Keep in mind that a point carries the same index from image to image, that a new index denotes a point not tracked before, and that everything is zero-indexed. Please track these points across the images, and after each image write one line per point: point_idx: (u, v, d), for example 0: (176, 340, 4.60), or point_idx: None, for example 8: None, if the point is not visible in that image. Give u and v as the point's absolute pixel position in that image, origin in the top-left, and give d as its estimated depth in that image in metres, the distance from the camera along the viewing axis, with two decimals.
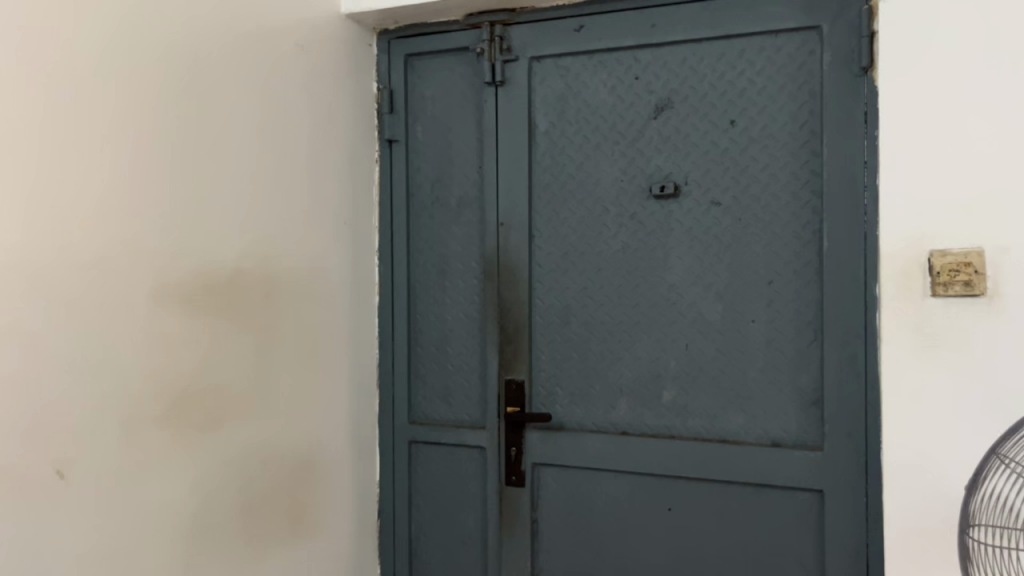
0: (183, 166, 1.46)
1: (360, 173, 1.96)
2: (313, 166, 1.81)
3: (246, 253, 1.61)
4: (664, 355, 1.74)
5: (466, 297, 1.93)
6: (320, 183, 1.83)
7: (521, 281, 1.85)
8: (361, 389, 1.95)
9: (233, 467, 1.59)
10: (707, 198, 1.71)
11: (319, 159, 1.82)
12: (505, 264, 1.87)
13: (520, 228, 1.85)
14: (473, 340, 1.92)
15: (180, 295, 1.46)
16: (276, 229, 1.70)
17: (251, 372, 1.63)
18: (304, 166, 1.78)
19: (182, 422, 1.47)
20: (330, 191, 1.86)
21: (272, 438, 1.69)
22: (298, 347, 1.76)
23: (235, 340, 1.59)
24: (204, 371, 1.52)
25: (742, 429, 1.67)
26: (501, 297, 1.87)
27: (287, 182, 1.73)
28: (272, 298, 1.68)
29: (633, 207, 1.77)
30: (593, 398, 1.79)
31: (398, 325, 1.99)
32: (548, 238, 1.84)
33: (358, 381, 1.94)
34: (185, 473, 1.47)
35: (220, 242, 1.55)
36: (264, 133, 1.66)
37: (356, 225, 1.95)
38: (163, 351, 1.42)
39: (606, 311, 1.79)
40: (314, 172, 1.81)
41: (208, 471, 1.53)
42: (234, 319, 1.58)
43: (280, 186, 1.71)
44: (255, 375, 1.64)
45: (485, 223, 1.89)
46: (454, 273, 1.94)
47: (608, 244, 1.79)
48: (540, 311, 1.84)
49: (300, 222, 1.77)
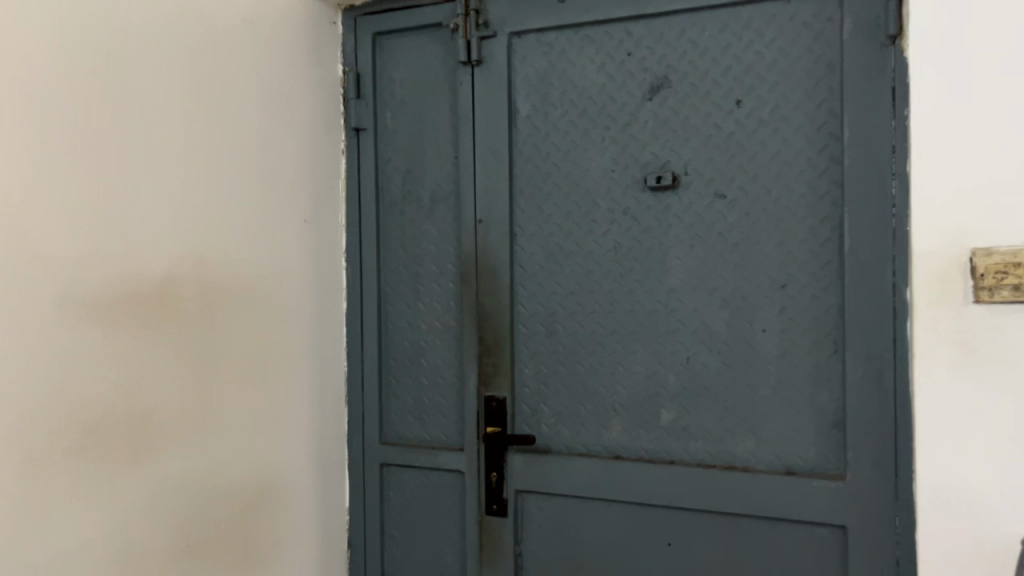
0: (111, 159, 1.26)
1: (323, 165, 1.76)
2: (269, 158, 1.61)
3: (192, 257, 1.42)
4: (663, 369, 1.53)
5: (442, 304, 1.73)
6: (277, 177, 1.63)
7: (502, 285, 1.64)
8: (324, 406, 1.75)
9: (177, 503, 1.40)
10: (709, 189, 1.49)
11: (271, 148, 1.62)
12: (484, 266, 1.66)
13: (501, 226, 1.65)
14: (451, 353, 1.72)
15: (109, 307, 1.26)
16: (227, 230, 1.50)
17: (197, 393, 1.43)
18: (259, 158, 1.58)
19: (114, 453, 1.27)
20: (291, 185, 1.67)
21: (225, 467, 1.50)
22: (253, 362, 1.57)
23: (178, 356, 1.39)
24: (140, 394, 1.32)
25: (751, 454, 1.46)
26: (481, 303, 1.66)
27: (238, 177, 1.53)
28: (221, 308, 1.49)
29: (627, 201, 1.56)
30: (583, 418, 1.59)
31: (368, 334, 1.79)
32: (531, 237, 1.63)
33: (321, 397, 1.74)
34: (118, 513, 1.28)
35: (157, 246, 1.35)
36: (211, 121, 1.46)
37: (318, 223, 1.74)
38: (86, 374, 1.23)
39: (597, 319, 1.58)
40: (271, 165, 1.61)
41: (147, 509, 1.33)
42: (175, 332, 1.39)
43: (231, 181, 1.51)
44: (203, 396, 1.45)
45: (462, 221, 1.69)
46: (429, 276, 1.74)
47: (599, 243, 1.58)
48: (523, 319, 1.64)
49: (255, 221, 1.57)
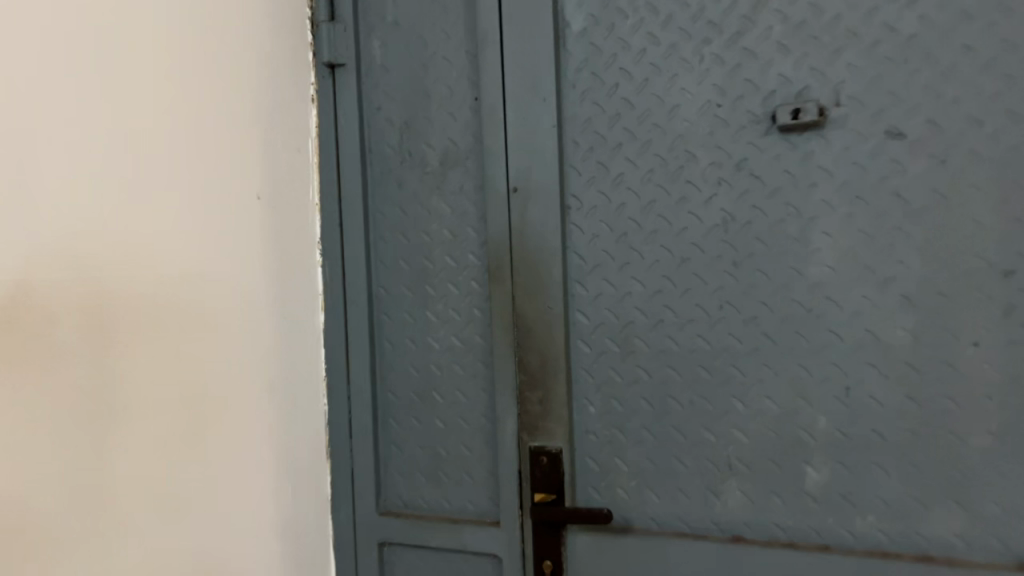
0: None
1: (280, 112, 1.21)
2: (214, 99, 1.06)
3: (100, 252, 0.86)
4: (808, 406, 1.00)
5: (461, 314, 1.19)
6: (225, 129, 1.08)
7: (552, 285, 1.11)
8: (286, 461, 1.20)
9: None
10: (876, 126, 0.96)
11: (202, 71, 1.03)
12: (524, 257, 1.12)
13: (549, 198, 1.11)
14: (477, 385, 1.18)
15: None
16: (158, 208, 0.95)
17: (94, 476, 0.85)
18: (200, 99, 1.03)
19: None
20: (241, 143, 1.12)
21: None
22: (202, 413, 1.02)
23: (65, 418, 0.82)
24: (10, 494, 0.75)
25: (957, 538, 0.94)
26: (520, 312, 1.13)
27: (164, 122, 0.96)
28: (145, 331, 0.92)
29: (741, 152, 1.03)
30: (681, 479, 1.06)
31: (355, 360, 1.25)
32: (593, 211, 1.10)
33: (281, 449, 1.19)
34: None
35: (35, 235, 0.78)
36: (117, 25, 0.88)
37: (273, 195, 1.18)
38: None
39: (698, 331, 1.05)
40: (216, 110, 1.06)
41: None
42: (71, 379, 0.83)
43: (155, 126, 0.94)
44: (127, 480, 0.89)
45: (488, 192, 1.15)
46: (441, 274, 1.20)
47: (699, 216, 1.05)
48: (583, 334, 1.11)
49: (195, 194, 1.02)
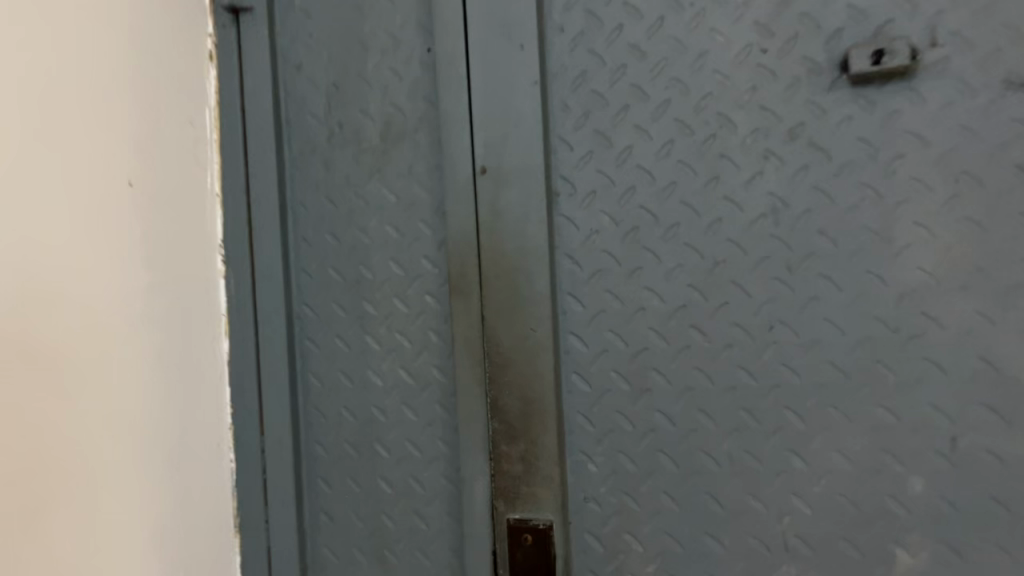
0: None
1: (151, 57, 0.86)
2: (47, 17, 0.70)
3: None
4: (897, 464, 0.72)
5: (412, 340, 0.89)
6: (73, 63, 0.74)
7: (537, 301, 0.81)
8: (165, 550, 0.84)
9: None
10: (991, 75, 0.69)
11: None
12: (498, 264, 0.82)
13: (532, 182, 0.81)
14: (435, 435, 0.88)
15: None
16: None
17: None
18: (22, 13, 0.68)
19: None
20: (103, 90, 0.78)
21: None
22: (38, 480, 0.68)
23: None
24: None
25: None
26: (493, 338, 0.83)
27: None
28: None
29: (795, 115, 0.75)
30: (718, 564, 0.78)
31: (270, 403, 0.94)
32: (591, 200, 0.81)
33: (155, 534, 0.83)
34: None
35: None
36: None
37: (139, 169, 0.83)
38: None
39: (739, 361, 0.76)
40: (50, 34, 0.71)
41: None
42: None
43: None
44: None
45: (446, 175, 0.85)
46: (384, 286, 0.90)
47: (739, 205, 0.76)
48: (579, 366, 0.81)
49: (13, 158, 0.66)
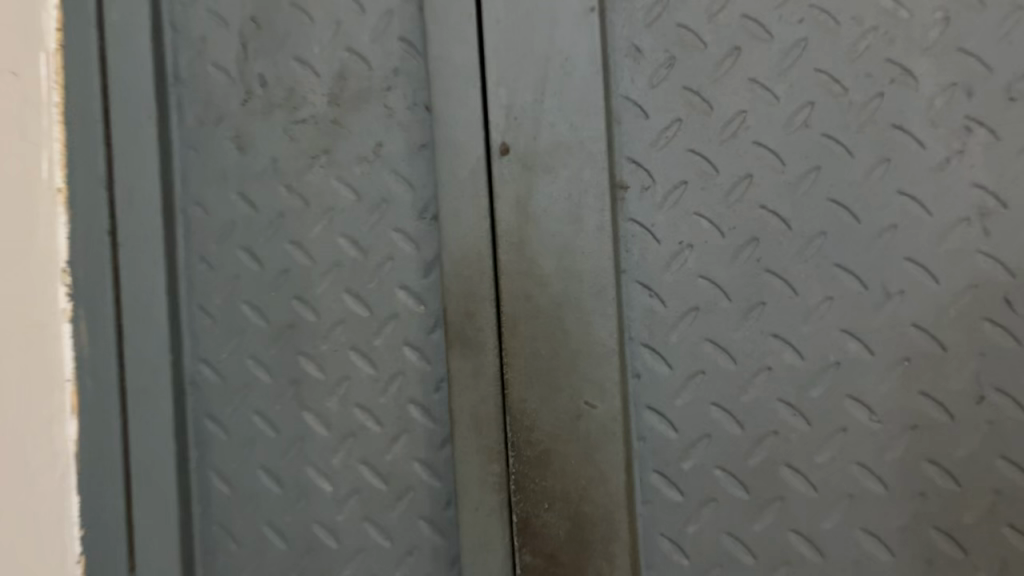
0: None
1: None
2: None
3: None
4: None
5: (380, 418, 0.56)
6: None
7: (597, 360, 0.51)
8: None
9: None
10: None
11: None
12: (530, 300, 0.51)
13: (586, 169, 0.51)
14: (418, 571, 0.55)
15: None
16: None
17: None
18: None
19: None
20: None
21: None
22: None
23: None
24: None
25: None
26: (522, 419, 0.52)
27: None
28: None
29: (1017, 63, 0.47)
30: None
31: (146, 521, 0.59)
32: (679, 199, 0.51)
33: None
34: None
35: None
36: None
37: None
38: None
39: (928, 453, 0.48)
40: None
41: None
42: None
43: None
44: None
45: (441, 158, 0.53)
46: (335, 334, 0.57)
47: (925, 206, 0.48)
48: (663, 459, 0.51)
49: None
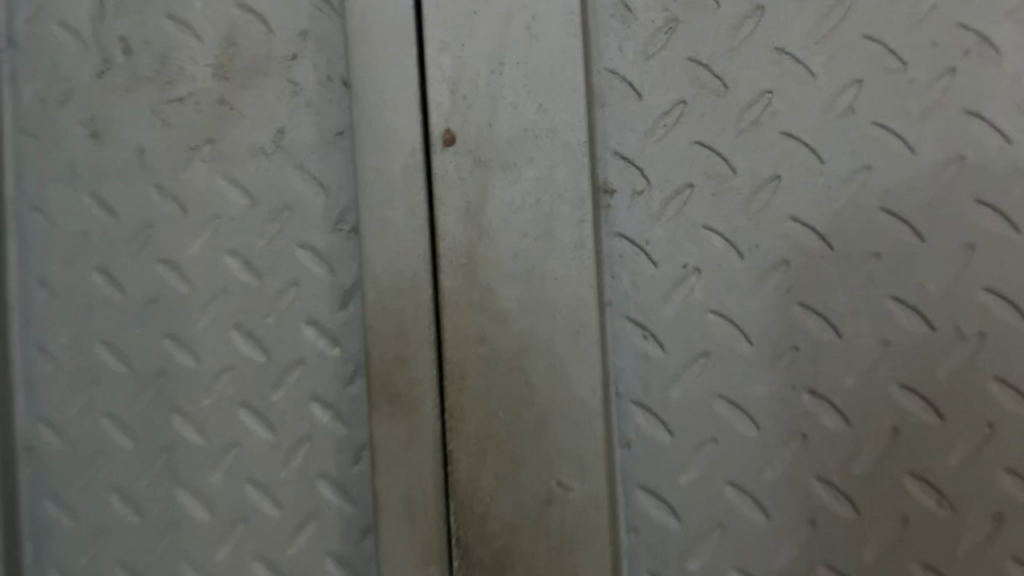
0: None
1: None
2: None
3: None
4: None
5: (280, 499, 0.42)
6: None
7: (574, 427, 0.37)
8: None
9: None
10: None
11: None
12: (483, 344, 0.38)
13: (558, 165, 0.38)
14: None
15: None
16: None
17: None
18: None
19: None
20: None
21: None
22: None
23: None
24: None
25: None
26: (473, 507, 0.38)
27: None
28: None
29: None
30: None
31: None
32: (683, 208, 0.38)
33: None
34: None
35: None
36: None
37: None
38: None
39: (1017, 549, 0.35)
40: None
41: None
42: None
43: None
44: None
45: (362, 150, 0.40)
46: (220, 386, 0.43)
47: (1012, 220, 0.36)
48: (661, 555, 0.38)
49: None
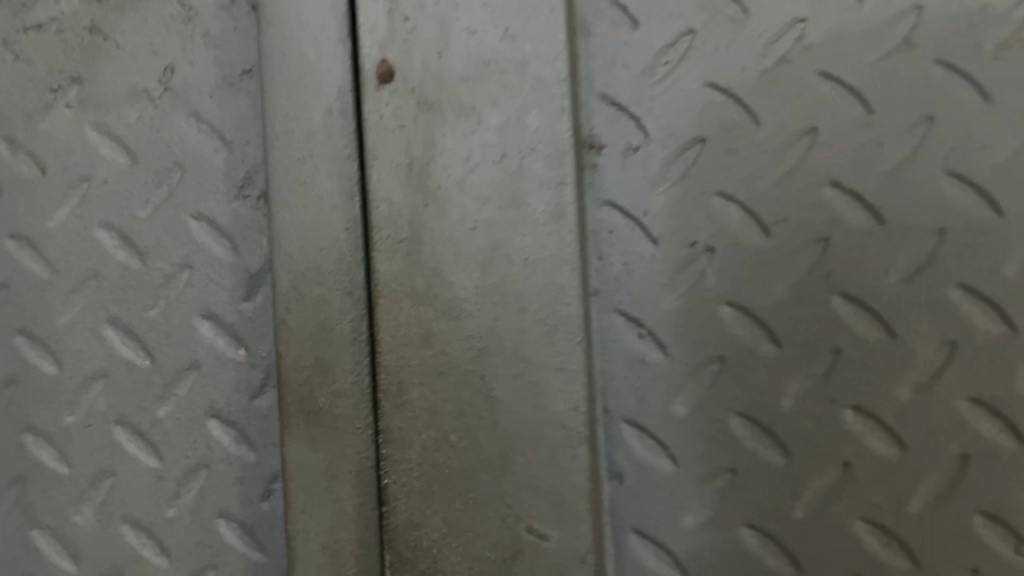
0: None
1: None
2: None
3: None
4: None
5: (167, 542, 0.34)
6: None
7: (549, 455, 0.28)
8: None
9: None
10: None
11: None
12: (429, 347, 0.29)
13: (529, 109, 0.28)
14: None
15: None
16: None
17: None
18: None
19: None
20: None
21: None
22: None
23: None
24: None
25: None
26: (416, 562, 0.29)
27: None
28: None
29: None
30: None
31: None
32: (690, 170, 0.30)
33: None
34: None
35: None
36: None
37: None
38: None
39: None
40: None
41: None
42: None
43: None
44: None
45: (270, 89, 0.30)
46: (89, 399, 0.34)
47: None
48: None
49: None
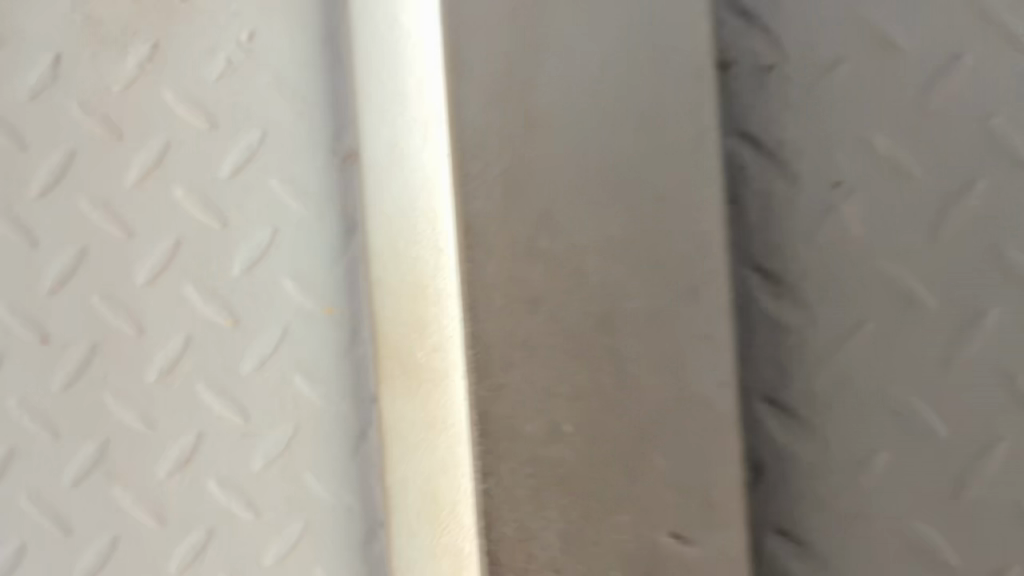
0: None
1: None
2: None
3: None
4: None
5: (256, 500, 0.34)
6: None
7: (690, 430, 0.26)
8: None
9: None
10: None
11: None
12: (537, 315, 0.25)
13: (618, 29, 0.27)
14: None
15: None
16: None
17: None
18: None
19: None
20: None
21: None
22: None
23: None
24: None
25: None
26: (528, 548, 0.26)
27: None
28: None
29: None
30: None
31: None
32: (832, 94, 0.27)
33: None
34: None
35: None
36: None
37: None
38: None
39: None
40: None
41: None
42: None
43: None
44: None
45: (359, 60, 0.32)
46: (172, 362, 0.34)
47: None
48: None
49: None
